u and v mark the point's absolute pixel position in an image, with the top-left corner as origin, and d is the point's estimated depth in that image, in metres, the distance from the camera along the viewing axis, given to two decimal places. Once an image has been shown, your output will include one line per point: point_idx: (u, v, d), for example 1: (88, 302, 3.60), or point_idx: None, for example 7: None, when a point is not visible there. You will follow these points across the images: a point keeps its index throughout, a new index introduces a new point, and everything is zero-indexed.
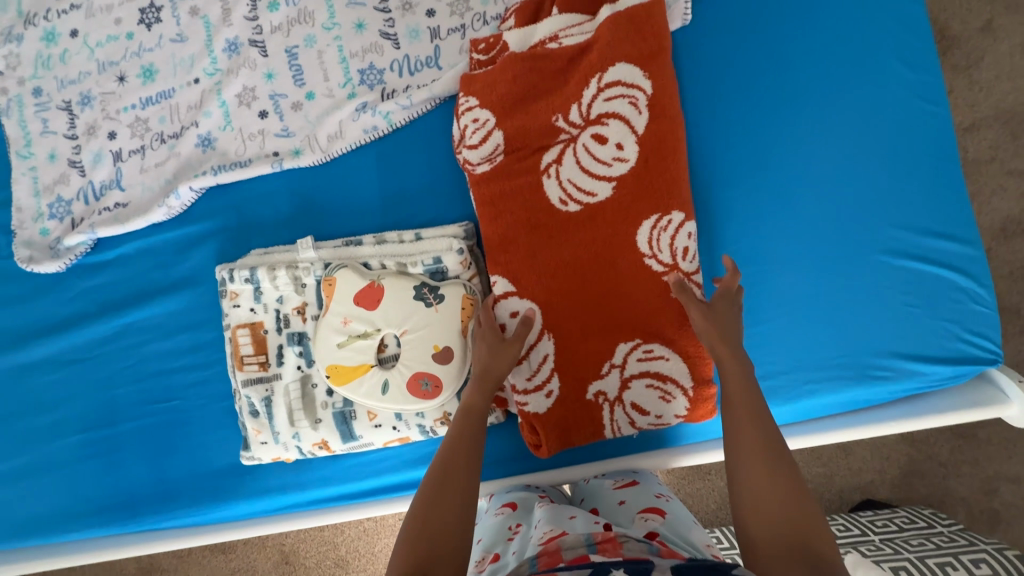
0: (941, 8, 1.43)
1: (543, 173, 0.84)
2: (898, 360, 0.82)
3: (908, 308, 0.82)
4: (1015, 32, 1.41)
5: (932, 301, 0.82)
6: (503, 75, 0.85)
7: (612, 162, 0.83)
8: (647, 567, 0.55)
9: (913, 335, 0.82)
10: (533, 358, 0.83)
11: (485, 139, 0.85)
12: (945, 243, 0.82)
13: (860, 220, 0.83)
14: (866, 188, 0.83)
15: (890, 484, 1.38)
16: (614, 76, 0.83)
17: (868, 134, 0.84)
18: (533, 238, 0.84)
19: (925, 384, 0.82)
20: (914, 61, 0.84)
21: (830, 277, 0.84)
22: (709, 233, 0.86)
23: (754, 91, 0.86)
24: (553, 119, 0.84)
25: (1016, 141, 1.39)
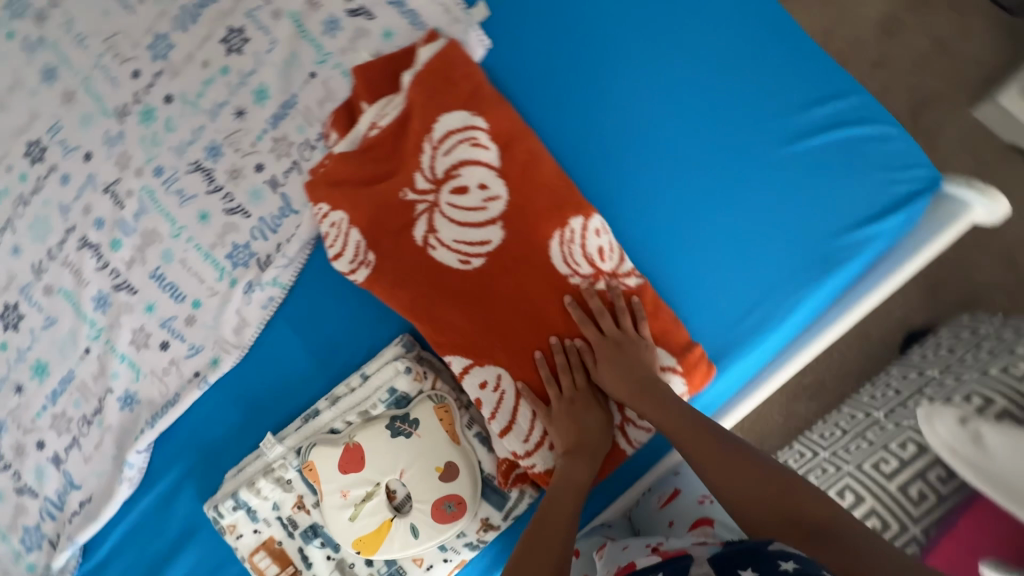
0: None
1: (426, 248, 0.78)
2: (855, 231, 0.80)
3: (833, 179, 0.81)
4: None
5: (850, 162, 0.81)
6: (340, 177, 0.80)
7: (485, 205, 0.77)
8: (682, 561, 0.58)
9: (853, 201, 0.81)
10: (523, 419, 0.77)
11: (346, 243, 0.79)
12: (828, 106, 0.82)
13: (744, 128, 0.82)
14: (731, 99, 0.83)
15: (929, 312, 1.30)
16: (444, 129, 0.77)
17: (704, 54, 0.84)
18: (451, 308, 0.78)
19: (888, 237, 0.81)
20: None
21: (750, 193, 0.82)
22: (623, 216, 0.83)
23: (585, 71, 0.85)
24: (404, 196, 0.78)
25: None
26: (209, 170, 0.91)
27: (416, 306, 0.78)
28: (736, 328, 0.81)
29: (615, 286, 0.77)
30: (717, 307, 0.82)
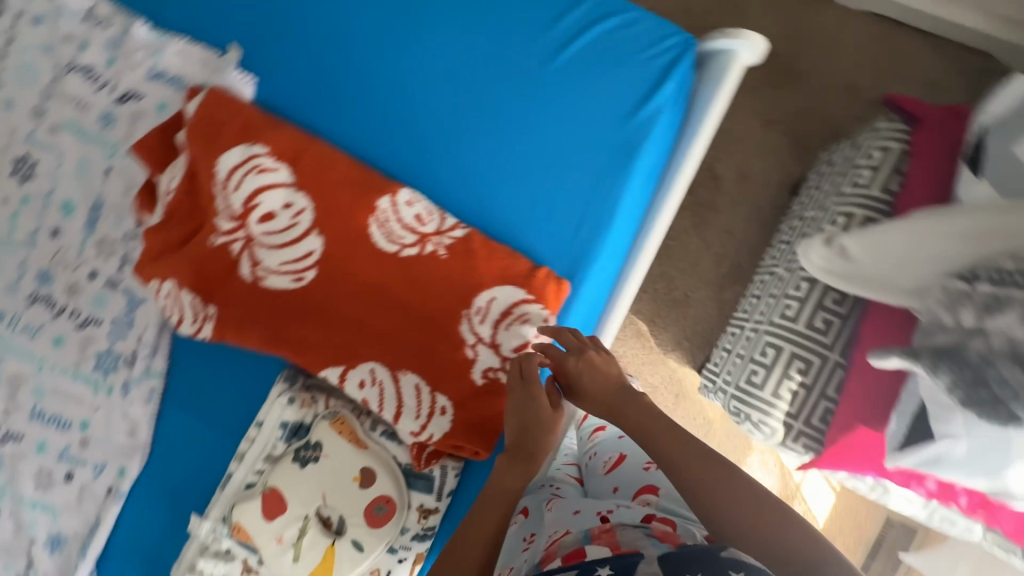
0: None
1: (259, 281, 0.80)
2: (643, 109, 0.85)
3: (606, 73, 0.86)
4: None
5: (614, 51, 0.86)
6: (157, 251, 0.81)
7: (295, 221, 0.80)
8: (631, 559, 0.52)
9: (632, 84, 0.85)
10: (409, 398, 0.80)
11: (186, 306, 0.81)
12: (575, 12, 0.87)
13: (512, 60, 0.86)
14: (490, 39, 0.87)
15: (796, 164, 1.37)
16: (228, 168, 0.79)
17: (451, 9, 0.88)
18: (309, 325, 0.81)
19: (675, 102, 0.86)
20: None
21: (540, 113, 0.86)
22: (440, 179, 0.86)
23: (353, 66, 0.88)
24: (219, 243, 0.80)
25: None
26: (48, 297, 0.92)
27: (275, 335, 0.81)
28: (579, 237, 0.85)
29: (443, 245, 0.80)
30: (554, 225, 0.85)
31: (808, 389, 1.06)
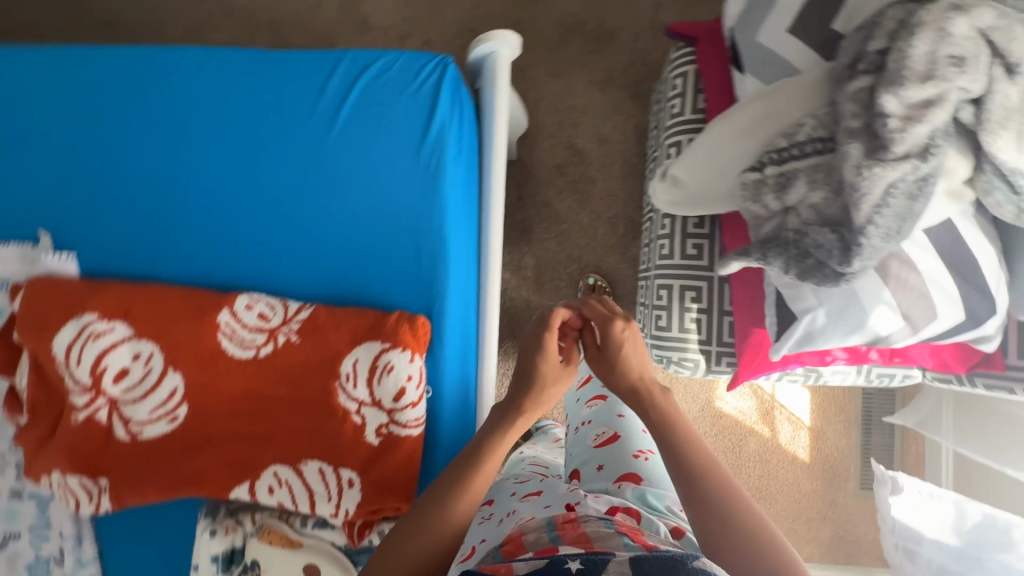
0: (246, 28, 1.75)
1: (139, 436, 0.82)
2: (431, 133, 0.90)
3: (385, 115, 0.91)
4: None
5: (384, 94, 0.91)
6: (32, 449, 0.82)
7: (148, 368, 0.82)
8: (603, 560, 0.56)
9: (413, 114, 0.91)
10: (317, 484, 0.82)
11: (79, 488, 0.82)
12: (336, 75, 0.92)
13: (298, 139, 0.91)
14: (271, 128, 0.91)
15: None
16: (64, 346, 0.81)
17: (225, 116, 0.92)
18: (201, 455, 0.83)
19: (459, 114, 0.92)
20: (168, 63, 0.94)
21: (342, 173, 0.90)
22: (278, 271, 0.90)
23: (159, 204, 0.92)
24: (85, 418, 0.81)
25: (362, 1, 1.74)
26: None
27: (173, 478, 0.82)
28: (423, 267, 0.89)
29: (291, 332, 0.83)
30: (395, 267, 0.89)
31: (708, 313, 1.10)
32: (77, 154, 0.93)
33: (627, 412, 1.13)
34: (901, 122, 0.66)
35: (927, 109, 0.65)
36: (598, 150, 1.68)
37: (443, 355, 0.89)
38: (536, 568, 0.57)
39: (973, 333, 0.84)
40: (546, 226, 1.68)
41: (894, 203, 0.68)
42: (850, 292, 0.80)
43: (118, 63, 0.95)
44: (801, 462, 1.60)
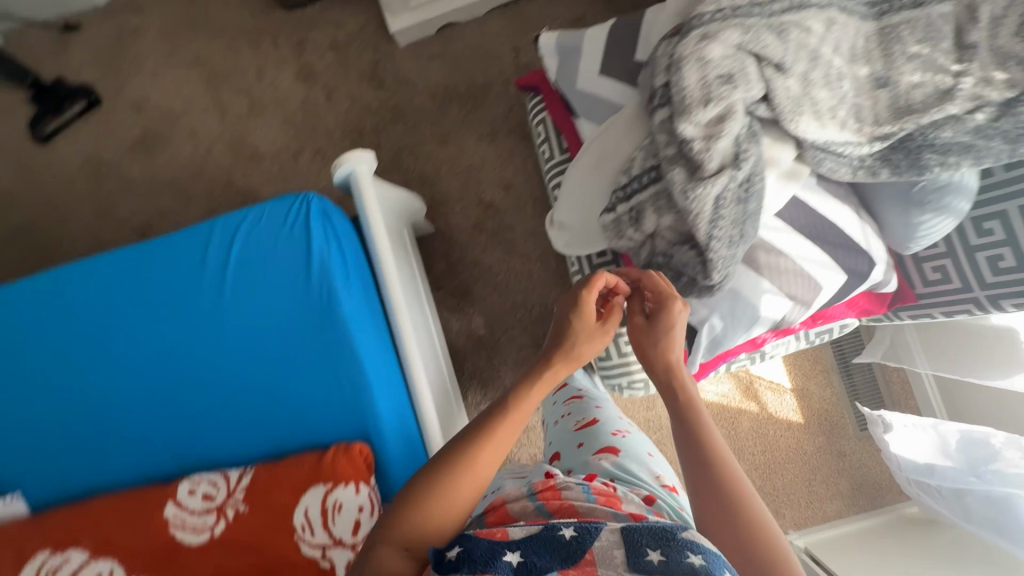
0: (148, 198, 1.81)
1: None
2: (314, 267, 0.95)
3: (268, 266, 0.96)
4: (164, 148, 1.83)
5: (261, 247, 0.96)
6: None
7: None
8: (597, 527, 0.66)
9: (293, 257, 0.96)
10: None
11: None
12: (212, 245, 0.97)
13: (195, 316, 0.95)
14: (166, 314, 0.95)
15: None
16: None
17: (120, 318, 0.96)
18: None
19: (335, 240, 0.97)
20: (53, 286, 0.98)
21: (245, 333, 0.94)
22: (213, 444, 0.93)
23: (82, 419, 0.94)
24: None
25: (248, 138, 1.81)
26: None
27: None
28: (346, 393, 0.92)
29: (236, 504, 0.86)
30: (320, 402, 0.92)
31: None
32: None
33: (604, 404, 1.18)
34: (702, 143, 0.71)
35: (721, 123, 0.70)
36: (506, 197, 1.73)
37: (390, 470, 0.90)
38: (534, 531, 0.67)
39: (864, 286, 0.87)
40: (484, 283, 1.72)
41: (727, 212, 0.72)
42: (733, 292, 0.83)
43: (8, 302, 0.99)
44: (796, 424, 1.61)
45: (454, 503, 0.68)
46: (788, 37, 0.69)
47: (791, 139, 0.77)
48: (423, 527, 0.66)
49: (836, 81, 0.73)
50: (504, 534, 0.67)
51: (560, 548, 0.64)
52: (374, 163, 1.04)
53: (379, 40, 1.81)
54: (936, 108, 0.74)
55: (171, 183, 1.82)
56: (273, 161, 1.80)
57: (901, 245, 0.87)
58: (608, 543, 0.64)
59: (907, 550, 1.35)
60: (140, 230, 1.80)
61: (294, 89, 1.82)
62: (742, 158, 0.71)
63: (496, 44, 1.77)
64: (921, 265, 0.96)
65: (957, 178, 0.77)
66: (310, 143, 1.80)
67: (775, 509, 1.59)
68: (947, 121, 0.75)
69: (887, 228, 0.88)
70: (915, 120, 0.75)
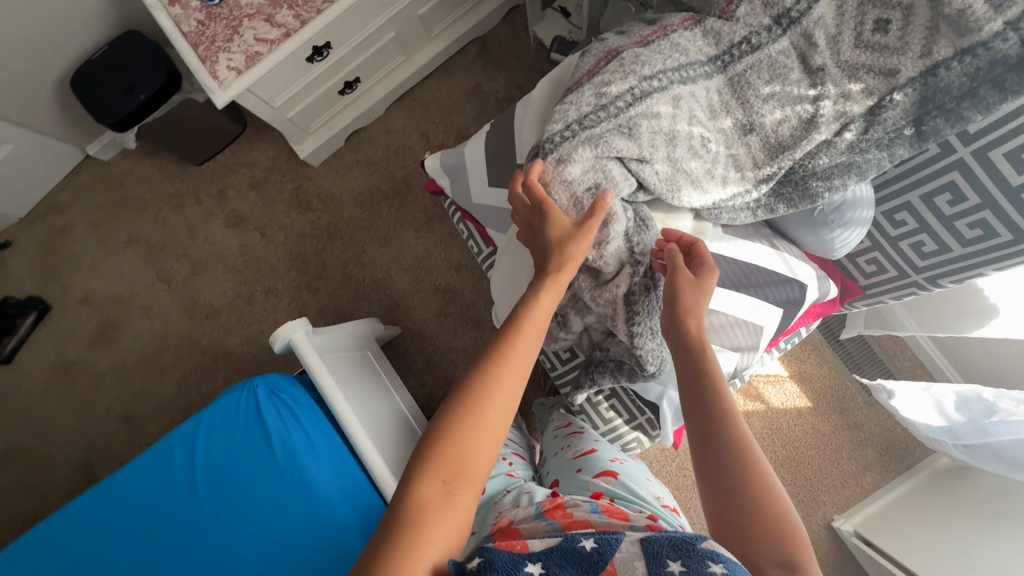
0: (121, 385, 1.82)
1: None
2: (280, 445, 1.00)
3: (235, 460, 0.99)
4: (124, 333, 1.85)
5: (224, 444, 1.00)
6: None
7: None
8: (617, 537, 0.65)
9: (257, 443, 1.01)
10: None
11: None
12: (177, 459, 1.00)
13: (174, 534, 0.96)
14: (145, 542, 0.95)
15: None
16: None
17: (99, 562, 0.95)
18: None
19: (293, 413, 1.03)
20: (24, 553, 0.97)
21: (227, 533, 0.95)
22: None
23: None
24: None
25: (201, 298, 1.83)
26: None
27: None
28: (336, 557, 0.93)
29: None
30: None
31: (616, 397, 1.11)
32: None
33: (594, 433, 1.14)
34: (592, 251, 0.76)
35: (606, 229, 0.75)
36: (460, 276, 1.75)
37: None
38: (552, 545, 0.66)
39: (804, 308, 0.88)
40: (464, 364, 1.71)
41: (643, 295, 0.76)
42: None
43: None
44: (805, 408, 1.59)
45: (479, 441, 0.66)
46: (641, 131, 0.73)
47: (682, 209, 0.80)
48: (456, 456, 0.64)
49: (701, 148, 0.76)
50: (522, 547, 0.65)
51: (580, 560, 0.62)
52: (309, 326, 1.10)
53: (295, 167, 1.85)
54: (806, 138, 0.75)
55: (138, 363, 1.83)
56: (230, 311, 1.82)
57: (826, 255, 0.87)
58: (630, 555, 0.62)
59: (957, 505, 1.31)
60: (122, 418, 1.80)
61: (229, 236, 1.85)
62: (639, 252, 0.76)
63: (404, 136, 1.81)
64: (854, 259, 0.98)
65: (850, 195, 0.78)
66: (259, 284, 1.82)
67: (815, 498, 1.55)
68: (823, 147, 0.75)
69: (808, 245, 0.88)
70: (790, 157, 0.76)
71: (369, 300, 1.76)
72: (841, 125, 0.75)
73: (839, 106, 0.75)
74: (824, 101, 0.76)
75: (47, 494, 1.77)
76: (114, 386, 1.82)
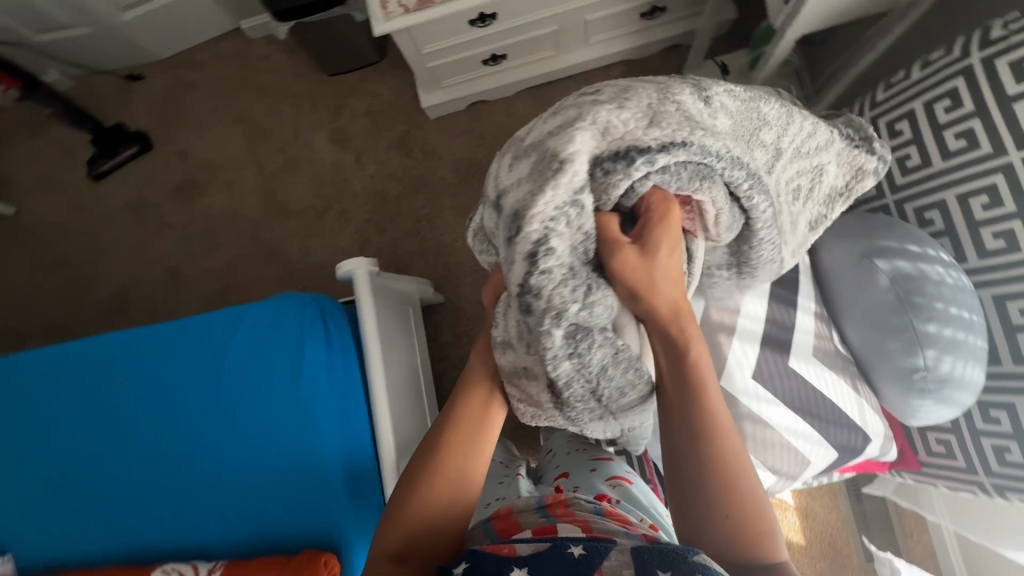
0: (180, 243, 1.91)
1: None
2: (304, 360, 1.02)
3: (262, 359, 1.03)
4: (202, 198, 1.94)
5: (257, 340, 1.04)
6: None
7: None
8: (607, 546, 0.67)
9: (286, 351, 1.04)
10: None
11: None
12: (215, 336, 1.05)
13: (193, 403, 1.02)
14: (169, 397, 1.03)
15: None
16: None
17: (127, 396, 1.04)
18: None
19: (325, 337, 1.05)
20: (72, 360, 1.08)
21: (233, 422, 1.00)
22: (195, 531, 0.97)
23: (85, 491, 1.02)
24: None
25: (279, 197, 1.90)
26: None
27: None
28: (318, 482, 0.96)
29: None
30: (296, 492, 0.96)
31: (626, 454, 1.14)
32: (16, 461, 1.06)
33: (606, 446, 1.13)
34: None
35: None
36: None
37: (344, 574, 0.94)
38: (539, 551, 0.67)
39: (857, 459, 0.85)
40: None
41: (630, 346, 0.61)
42: None
43: (35, 369, 1.09)
44: (796, 545, 1.52)
45: (432, 530, 0.69)
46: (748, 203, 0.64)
47: (599, 300, 0.57)
48: (414, 541, 0.69)
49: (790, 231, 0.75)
50: (507, 551, 0.67)
51: (567, 565, 0.62)
52: (372, 268, 1.12)
53: (411, 112, 1.90)
54: (602, 135, 0.57)
55: (202, 231, 1.92)
56: (299, 218, 1.88)
57: (900, 419, 0.84)
58: (620, 564, 0.63)
59: None
60: (169, 273, 1.89)
61: (327, 150, 1.91)
62: (586, 305, 0.57)
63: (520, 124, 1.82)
64: (925, 434, 0.96)
65: (960, 373, 0.75)
66: (334, 204, 1.87)
67: None
68: (633, 148, 0.56)
69: (886, 400, 0.85)
70: (589, 168, 0.56)
71: (426, 261, 1.78)
72: (677, 143, 0.57)
73: (706, 123, 0.60)
74: (670, 107, 0.59)
75: (84, 310, 1.90)
76: (174, 242, 1.92)
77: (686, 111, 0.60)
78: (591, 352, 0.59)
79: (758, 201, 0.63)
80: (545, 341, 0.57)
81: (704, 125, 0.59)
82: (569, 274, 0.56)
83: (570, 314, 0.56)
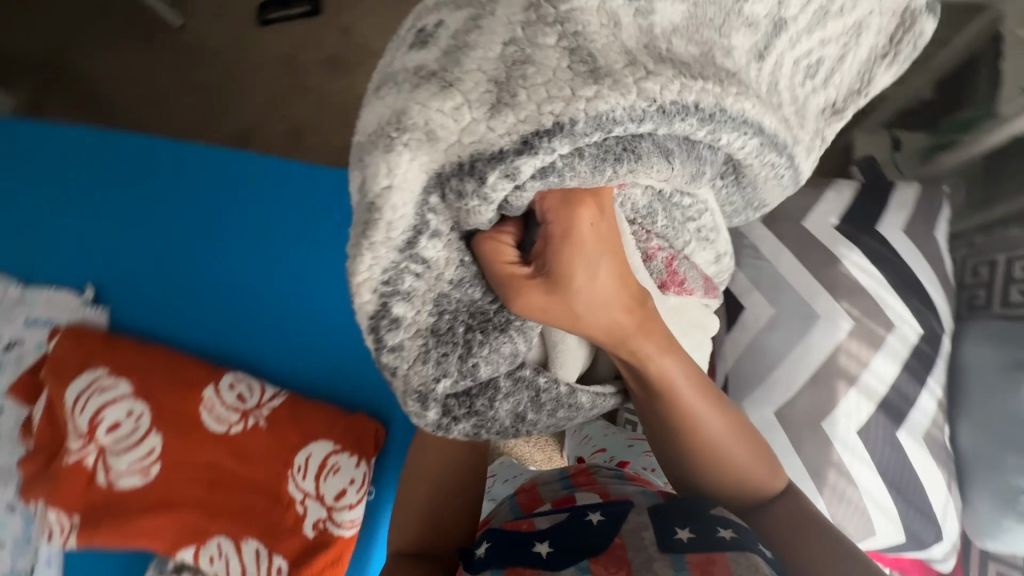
0: (312, 106, 1.99)
1: (110, 483, 0.94)
2: None
3: None
4: (347, 74, 2.01)
5: None
6: (31, 475, 0.96)
7: (131, 426, 0.95)
8: (623, 509, 0.71)
9: None
10: (251, 563, 0.91)
11: (49, 521, 0.94)
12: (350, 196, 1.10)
13: (310, 246, 1.08)
14: (290, 231, 1.09)
15: None
16: (73, 394, 0.96)
17: (254, 215, 1.10)
18: (160, 517, 0.92)
19: None
20: (215, 161, 1.13)
21: (338, 280, 1.07)
22: (271, 358, 1.05)
23: (187, 281, 1.10)
24: (68, 457, 0.94)
25: None
26: None
27: (141, 529, 0.92)
28: None
29: (259, 417, 0.96)
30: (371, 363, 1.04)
31: None
32: (130, 225, 1.12)
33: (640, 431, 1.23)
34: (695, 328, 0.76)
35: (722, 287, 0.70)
36: None
37: (388, 459, 0.99)
38: (558, 522, 0.71)
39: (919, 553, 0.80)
40: None
41: (537, 380, 0.59)
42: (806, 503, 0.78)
43: (174, 152, 1.14)
44: None
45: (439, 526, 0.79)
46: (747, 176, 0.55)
47: (481, 361, 0.55)
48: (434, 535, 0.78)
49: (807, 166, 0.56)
50: (528, 525, 0.72)
51: (583, 532, 0.68)
52: None
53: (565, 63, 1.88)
54: (428, 145, 0.43)
55: (335, 103, 1.99)
56: None
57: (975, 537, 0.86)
58: (638, 523, 0.67)
59: None
60: (293, 130, 1.98)
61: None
62: (465, 373, 0.56)
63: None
64: None
65: None
66: None
67: None
68: (489, 158, 0.42)
69: (969, 516, 0.88)
70: (416, 210, 0.46)
71: None
72: (547, 127, 0.41)
73: (583, 73, 0.41)
74: (556, 68, 0.41)
75: (208, 132, 2.01)
76: (307, 103, 2.00)
77: (574, 62, 0.42)
78: (494, 398, 0.58)
79: (722, 138, 0.47)
80: (441, 405, 0.57)
81: (597, 68, 0.41)
82: (424, 352, 0.54)
83: (440, 392, 0.56)
